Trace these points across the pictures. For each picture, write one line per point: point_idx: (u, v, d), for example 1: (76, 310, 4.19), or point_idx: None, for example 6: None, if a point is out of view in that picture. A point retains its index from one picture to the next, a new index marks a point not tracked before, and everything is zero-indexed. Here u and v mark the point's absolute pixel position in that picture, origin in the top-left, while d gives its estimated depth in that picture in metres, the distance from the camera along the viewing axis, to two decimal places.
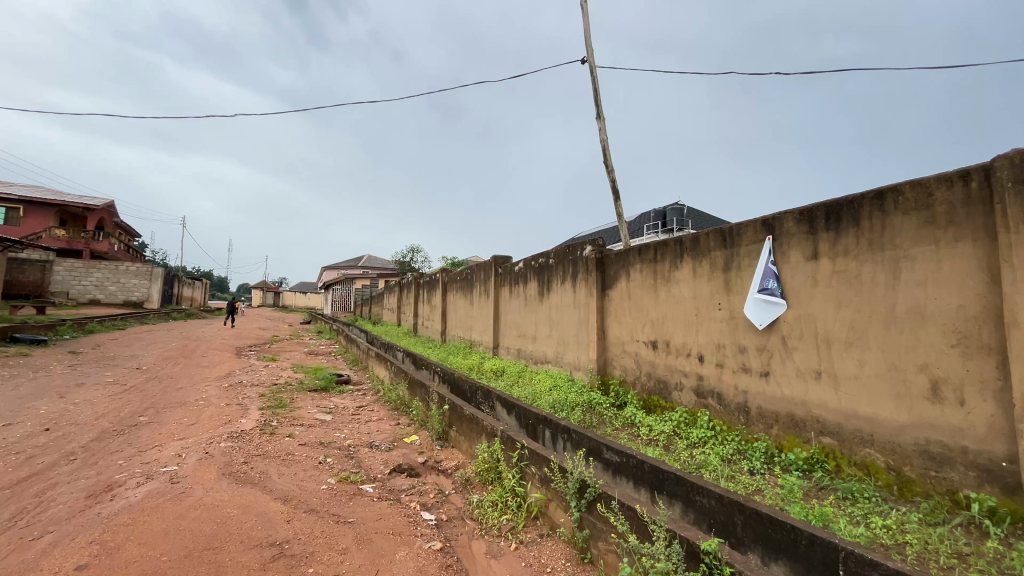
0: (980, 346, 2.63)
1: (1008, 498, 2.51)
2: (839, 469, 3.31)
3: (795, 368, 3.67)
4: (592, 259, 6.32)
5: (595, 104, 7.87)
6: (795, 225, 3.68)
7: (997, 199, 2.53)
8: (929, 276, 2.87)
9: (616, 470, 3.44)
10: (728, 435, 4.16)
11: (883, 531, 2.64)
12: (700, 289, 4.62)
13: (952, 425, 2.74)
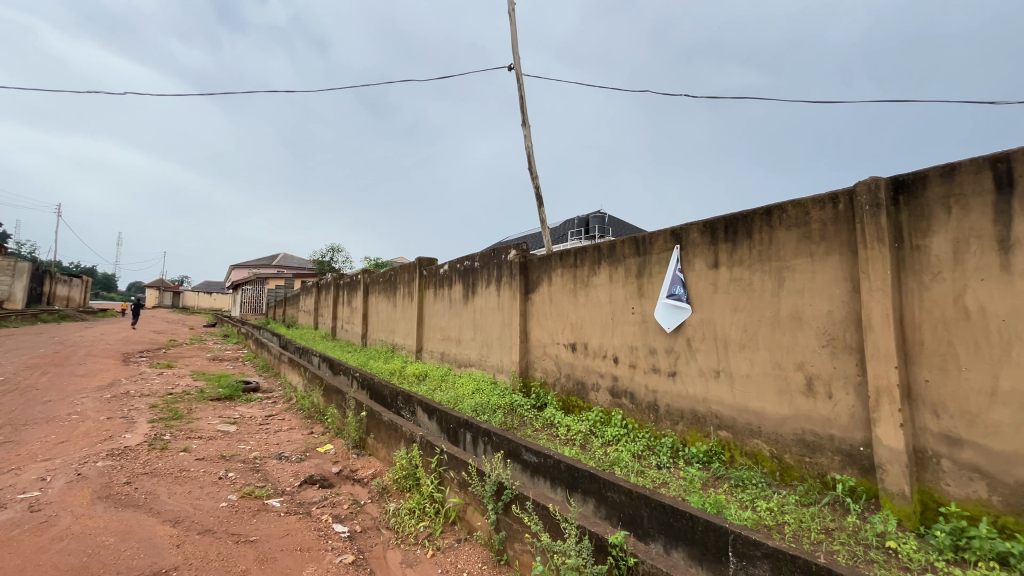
0: (844, 346, 3.02)
1: (864, 478, 2.90)
2: (732, 459, 3.64)
3: (697, 368, 3.98)
4: (516, 263, 6.41)
5: (521, 111, 8.01)
6: (699, 236, 3.99)
7: (857, 218, 2.93)
8: (806, 284, 3.24)
9: (534, 471, 3.51)
10: (639, 432, 4.41)
11: (766, 513, 2.94)
12: (615, 293, 4.85)
13: (823, 416, 3.11)
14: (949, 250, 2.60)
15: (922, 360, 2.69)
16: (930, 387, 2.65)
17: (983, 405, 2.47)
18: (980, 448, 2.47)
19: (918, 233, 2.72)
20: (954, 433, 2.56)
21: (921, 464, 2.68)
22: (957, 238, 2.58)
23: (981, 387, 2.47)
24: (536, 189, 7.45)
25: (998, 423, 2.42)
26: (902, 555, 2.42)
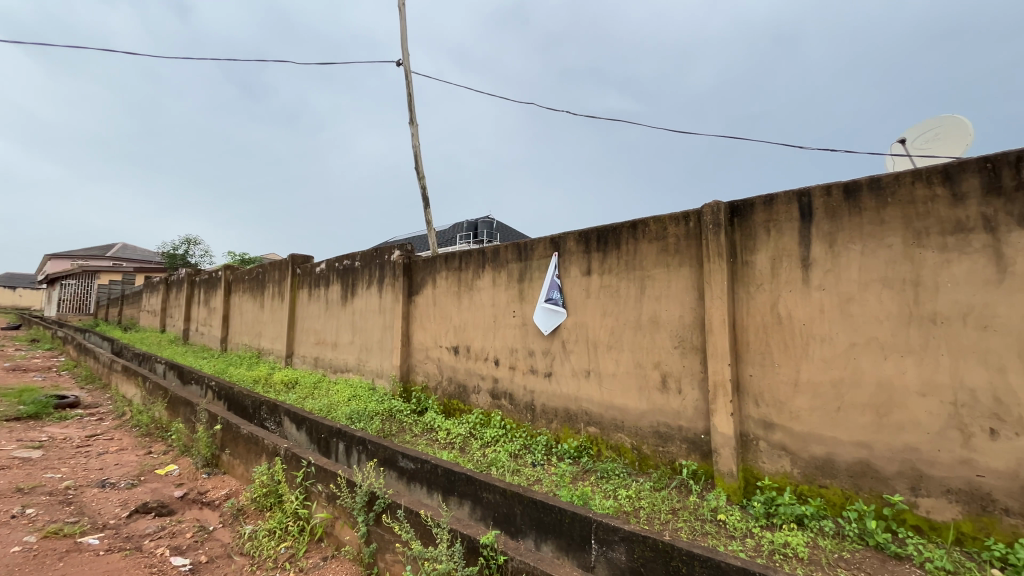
0: (692, 346, 3.45)
1: (704, 461, 3.33)
2: (599, 452, 3.93)
3: (571, 368, 4.23)
4: (399, 263, 6.21)
5: (409, 108, 7.82)
6: (575, 244, 4.26)
7: (703, 235, 3.36)
8: (663, 292, 3.63)
9: (410, 478, 3.41)
10: (517, 432, 4.56)
11: (626, 500, 3.22)
12: (498, 297, 4.96)
13: (674, 409, 3.51)
14: (768, 265, 3.12)
15: (748, 357, 3.17)
16: (754, 381, 3.14)
17: (790, 395, 2.99)
18: (787, 430, 2.99)
19: (747, 250, 3.21)
20: (769, 418, 3.06)
21: (746, 447, 3.15)
22: (774, 256, 3.10)
23: (789, 379, 3.00)
24: (423, 190, 7.32)
25: (800, 409, 2.94)
26: (730, 526, 2.82)
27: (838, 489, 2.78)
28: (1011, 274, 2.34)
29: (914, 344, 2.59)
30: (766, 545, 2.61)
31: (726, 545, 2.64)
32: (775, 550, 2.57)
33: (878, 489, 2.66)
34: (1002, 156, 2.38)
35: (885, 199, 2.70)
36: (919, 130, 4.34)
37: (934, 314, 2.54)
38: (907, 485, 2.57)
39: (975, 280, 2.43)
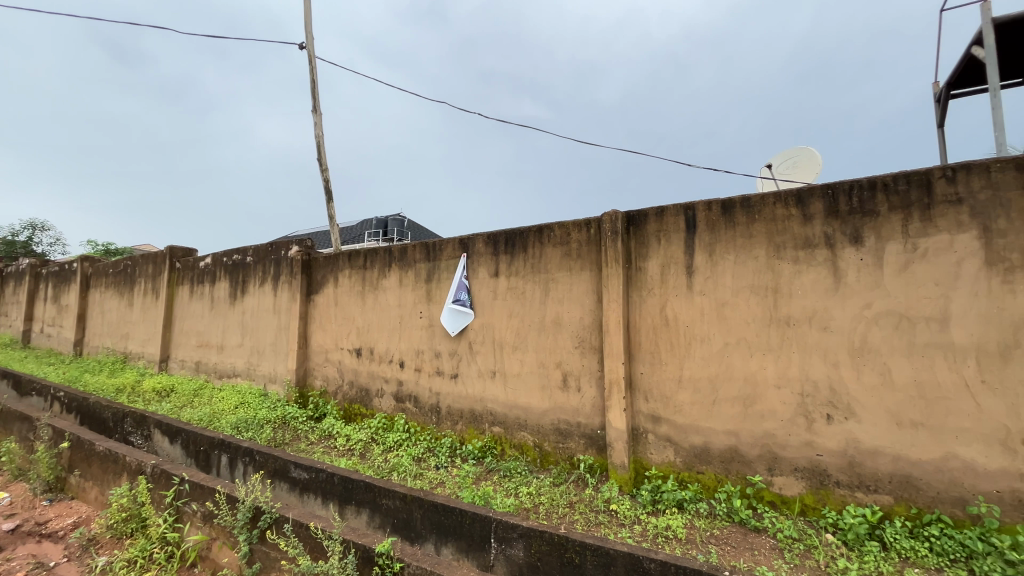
0: (591, 346, 3.64)
1: (599, 455, 3.53)
2: (502, 452, 4.00)
3: (477, 369, 4.25)
4: (298, 260, 5.80)
5: (312, 95, 7.34)
6: (483, 246, 4.29)
7: (602, 242, 3.57)
8: (565, 294, 3.79)
9: (303, 489, 3.19)
10: (421, 435, 4.48)
11: (526, 497, 3.31)
12: (404, 298, 4.83)
13: (573, 406, 3.68)
14: (658, 271, 3.39)
15: (639, 356, 3.42)
16: (644, 378, 3.39)
17: (674, 390, 3.28)
18: (672, 422, 3.27)
19: (640, 257, 3.47)
20: (656, 412, 3.33)
21: (637, 439, 3.40)
22: (663, 263, 3.38)
23: (673, 376, 3.28)
24: (327, 183, 6.91)
25: (682, 403, 3.24)
26: (620, 514, 3.03)
27: (711, 474, 3.11)
28: (845, 284, 2.79)
29: (773, 344, 2.97)
30: (651, 530, 2.84)
31: (616, 533, 2.83)
32: (658, 534, 2.80)
33: (743, 472, 3.01)
34: (839, 185, 2.82)
35: (752, 216, 3.07)
36: (782, 158, 4.99)
37: (788, 317, 2.94)
38: (765, 467, 2.95)
39: (819, 288, 2.86)
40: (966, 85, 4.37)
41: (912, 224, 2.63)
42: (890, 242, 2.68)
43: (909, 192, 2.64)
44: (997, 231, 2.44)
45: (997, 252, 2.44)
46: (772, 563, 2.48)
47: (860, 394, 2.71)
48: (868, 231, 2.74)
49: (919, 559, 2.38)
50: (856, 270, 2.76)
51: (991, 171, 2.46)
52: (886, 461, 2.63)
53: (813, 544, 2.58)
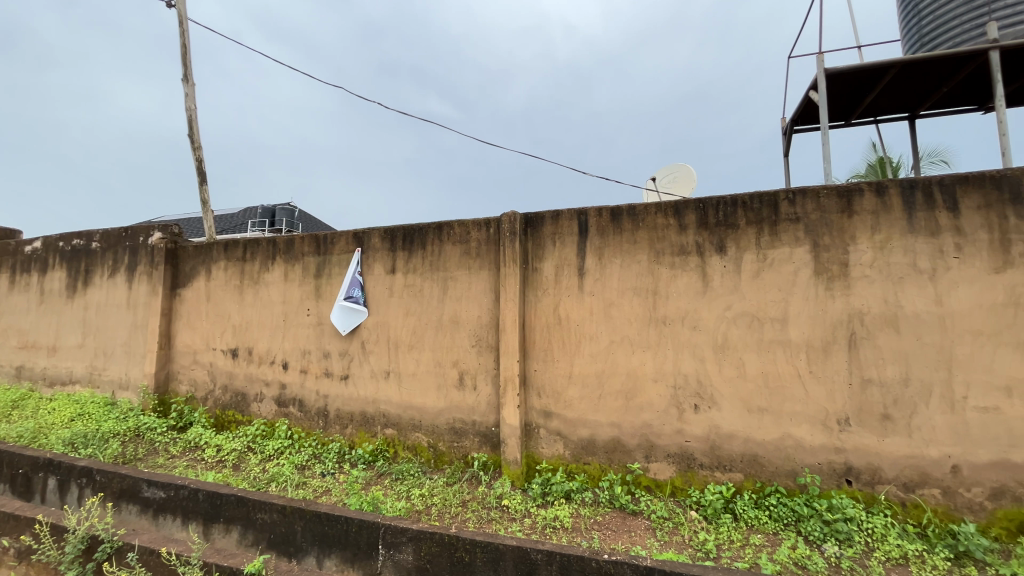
0: (487, 345, 3.67)
1: (493, 452, 3.58)
2: (395, 454, 3.88)
3: (369, 370, 4.07)
4: (160, 248, 5.06)
5: (182, 61, 6.46)
6: (380, 241, 4.11)
7: (501, 242, 3.62)
8: (463, 293, 3.78)
9: (158, 509, 2.79)
10: (306, 441, 4.18)
11: (419, 498, 3.25)
12: (290, 293, 4.46)
13: (469, 405, 3.69)
14: (552, 272, 3.53)
15: (533, 354, 3.53)
16: (537, 375, 3.51)
17: (564, 386, 3.43)
18: (562, 417, 3.42)
19: (536, 258, 3.58)
20: (548, 408, 3.46)
21: (529, 435, 3.50)
22: (557, 265, 3.52)
23: (564, 372, 3.44)
24: (199, 163, 6.13)
25: (572, 398, 3.41)
26: (511, 509, 3.09)
27: (596, 464, 3.31)
28: (710, 287, 3.14)
29: (651, 341, 3.25)
30: (540, 521, 2.94)
31: (507, 528, 2.88)
32: (547, 524, 2.91)
33: (623, 460, 3.25)
34: (708, 199, 3.17)
35: (637, 223, 3.33)
36: (664, 172, 5.48)
37: (665, 317, 3.23)
38: (643, 454, 3.21)
39: (690, 291, 3.18)
40: (806, 123, 5.18)
41: (763, 237, 3.04)
42: (746, 252, 3.07)
43: (761, 210, 3.05)
44: (823, 246, 2.92)
45: (823, 264, 2.91)
46: (646, 542, 2.70)
47: (720, 385, 3.08)
48: (730, 241, 3.11)
49: (762, 526, 2.76)
50: (720, 276, 3.12)
51: (820, 196, 2.93)
52: (739, 443, 3.01)
53: (680, 522, 2.87)
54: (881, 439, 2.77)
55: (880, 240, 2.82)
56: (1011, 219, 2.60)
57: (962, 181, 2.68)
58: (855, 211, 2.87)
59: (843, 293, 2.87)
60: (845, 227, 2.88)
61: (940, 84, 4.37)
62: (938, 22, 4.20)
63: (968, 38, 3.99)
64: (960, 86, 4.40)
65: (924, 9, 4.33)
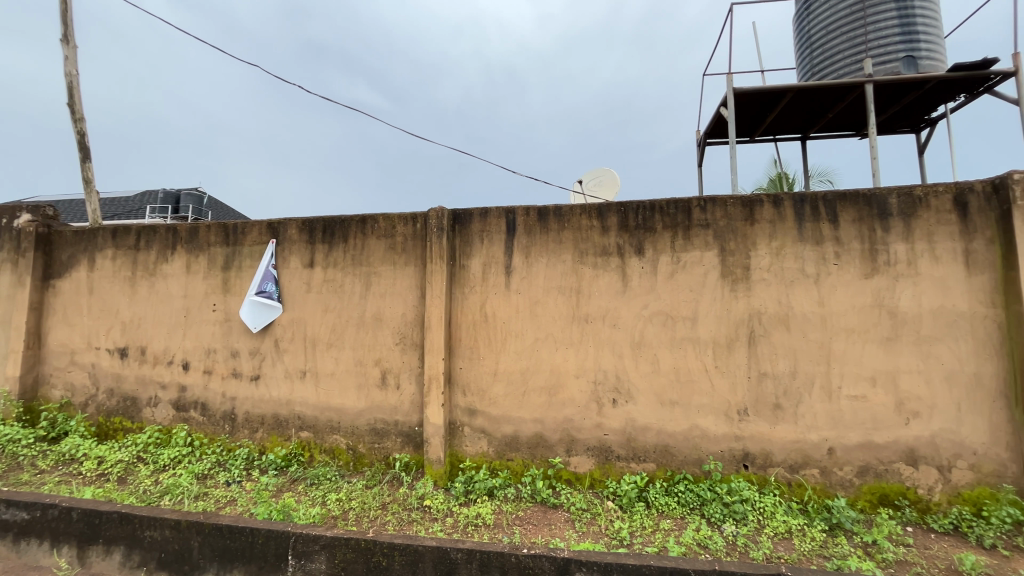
0: (412, 342, 3.58)
1: (416, 452, 3.51)
2: (310, 458, 3.67)
3: (283, 370, 3.81)
4: (30, 232, 4.38)
5: (62, 20, 5.64)
6: (297, 232, 3.86)
7: (427, 238, 3.54)
8: (388, 289, 3.66)
9: (19, 533, 2.43)
10: (208, 448, 3.83)
11: (335, 504, 3.09)
12: (192, 287, 4.06)
13: (391, 404, 3.58)
14: (480, 270, 3.51)
15: (458, 352, 3.50)
16: (462, 373, 3.48)
17: (490, 383, 3.44)
18: (486, 414, 3.43)
19: (463, 255, 3.54)
20: (473, 405, 3.45)
21: (454, 433, 3.47)
22: (485, 262, 3.51)
23: (490, 370, 3.44)
24: (82, 138, 5.39)
25: (497, 396, 3.42)
26: (433, 509, 3.04)
27: (519, 460, 3.35)
28: (630, 287, 3.29)
29: (574, 338, 3.34)
30: (462, 520, 2.92)
31: (428, 528, 2.83)
32: (468, 522, 2.90)
33: (546, 455, 3.32)
34: (629, 203, 3.31)
35: (562, 223, 3.41)
36: (591, 176, 5.67)
37: (587, 315, 3.34)
38: (564, 448, 3.30)
39: (611, 290, 3.32)
40: (717, 136, 5.59)
41: (678, 241, 3.24)
42: (662, 254, 3.26)
43: (676, 215, 3.25)
44: (729, 251, 3.17)
45: (729, 267, 3.16)
46: (565, 534, 2.78)
47: (637, 380, 3.24)
48: (647, 244, 3.28)
49: (671, 512, 2.94)
50: (638, 276, 3.28)
51: (727, 205, 3.18)
52: (652, 435, 3.19)
53: (598, 512, 2.98)
54: (773, 426, 3.06)
55: (775, 247, 3.11)
56: (878, 232, 2.98)
57: (841, 197, 3.03)
58: (756, 220, 3.14)
59: (745, 294, 3.14)
60: (748, 234, 3.15)
61: (827, 110, 4.92)
62: (826, 55, 4.73)
63: (848, 71, 4.53)
64: (842, 114, 4.97)
65: (815, 41, 4.84)
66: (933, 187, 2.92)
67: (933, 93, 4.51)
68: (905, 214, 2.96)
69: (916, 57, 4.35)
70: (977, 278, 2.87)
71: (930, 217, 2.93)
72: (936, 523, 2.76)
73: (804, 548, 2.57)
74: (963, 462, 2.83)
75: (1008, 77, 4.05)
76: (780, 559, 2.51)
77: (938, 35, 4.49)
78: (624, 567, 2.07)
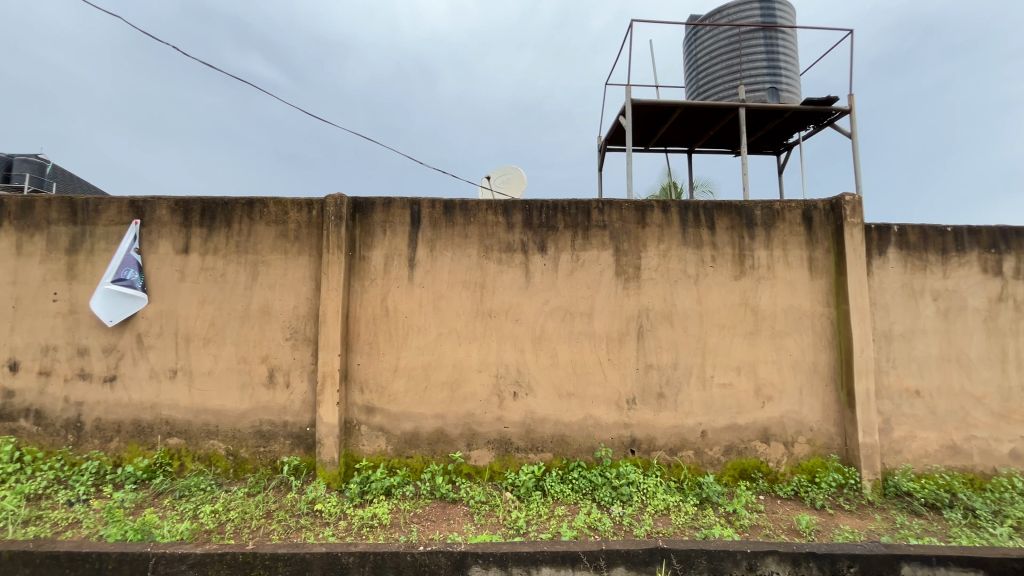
0: (304, 338, 3.34)
1: (307, 455, 3.28)
2: (180, 468, 3.27)
3: (147, 369, 3.34)
4: None
5: None
6: (168, 213, 3.40)
7: (324, 226, 3.32)
8: (278, 280, 3.37)
9: None
10: (45, 463, 3.24)
11: (209, 516, 2.79)
12: (25, 272, 3.39)
13: (279, 404, 3.31)
14: (381, 262, 3.38)
15: (356, 348, 3.33)
16: (360, 369, 3.33)
17: (389, 379, 3.33)
18: (385, 411, 3.32)
19: (364, 246, 3.38)
20: (371, 403, 3.32)
21: (350, 433, 3.30)
22: (387, 254, 3.38)
23: (390, 365, 3.33)
24: None
25: (396, 392, 3.32)
26: (325, 513, 2.87)
27: (419, 457, 3.29)
28: (532, 283, 3.38)
29: (477, 333, 3.36)
30: (356, 522, 2.79)
31: (318, 534, 2.67)
32: (363, 524, 2.78)
33: (446, 450, 3.31)
34: (533, 202, 3.40)
35: (468, 218, 3.40)
36: (498, 172, 5.70)
37: (491, 310, 3.37)
38: (464, 443, 3.31)
39: (514, 286, 3.38)
40: (616, 143, 5.94)
41: (577, 240, 3.39)
42: (563, 252, 3.39)
43: (577, 216, 3.40)
44: (623, 251, 3.39)
45: (623, 266, 3.39)
46: (463, 528, 2.79)
47: (537, 373, 3.34)
48: (550, 242, 3.39)
49: (565, 498, 3.09)
50: (540, 273, 3.38)
51: (623, 208, 3.40)
52: (550, 426, 3.32)
53: (496, 504, 3.03)
54: (656, 413, 3.34)
55: (663, 249, 3.39)
56: (746, 239, 3.39)
57: (718, 207, 3.39)
58: (647, 224, 3.40)
59: (635, 291, 3.38)
60: (639, 236, 3.40)
61: (709, 128, 5.46)
62: (709, 78, 5.26)
63: (727, 95, 5.08)
64: (721, 132, 5.56)
65: (700, 65, 5.35)
66: (788, 203, 3.40)
67: (791, 121, 5.22)
68: (766, 224, 3.39)
69: (779, 89, 5.01)
70: (818, 282, 3.38)
71: (785, 228, 3.40)
72: (782, 491, 3.22)
73: (679, 522, 2.85)
74: (803, 438, 3.33)
75: (845, 114, 4.83)
76: (658, 533, 2.75)
77: (795, 71, 5.20)
78: (518, 555, 2.13)
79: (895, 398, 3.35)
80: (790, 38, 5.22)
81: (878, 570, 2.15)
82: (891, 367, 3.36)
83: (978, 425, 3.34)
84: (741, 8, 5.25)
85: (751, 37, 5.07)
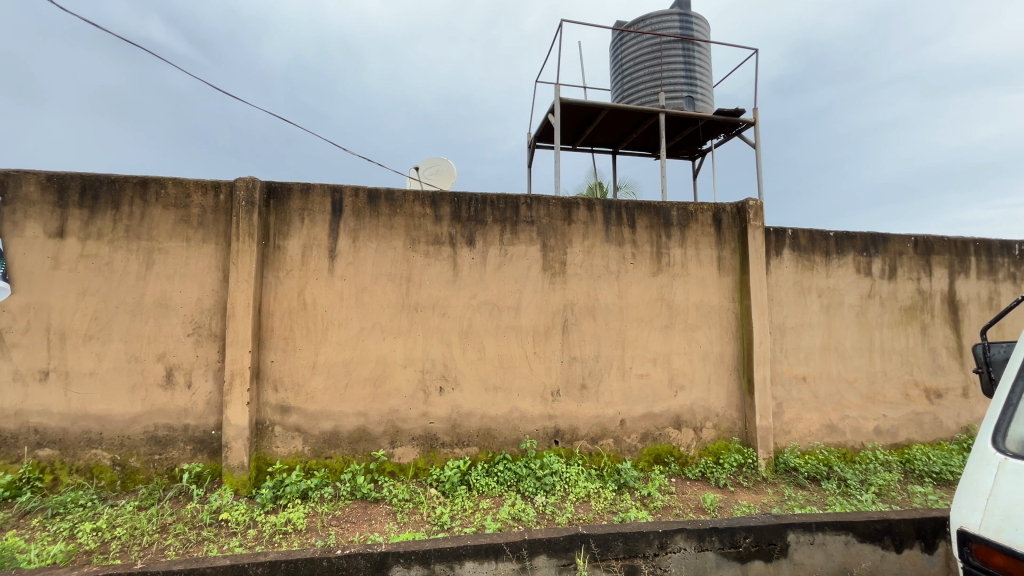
0: (208, 333, 3.05)
1: (211, 461, 3.01)
2: (53, 483, 2.86)
3: (10, 371, 2.89)
4: None
5: None
6: (39, 191, 2.94)
7: (233, 212, 3.05)
8: (177, 270, 3.05)
9: None
10: None
11: (89, 536, 2.47)
12: None
13: (178, 406, 3.01)
14: (299, 252, 3.17)
15: (269, 343, 3.11)
16: (274, 366, 3.11)
17: (307, 376, 3.14)
18: (301, 411, 3.13)
19: (280, 235, 3.15)
20: (286, 402, 3.11)
21: (261, 434, 3.08)
22: (305, 244, 3.18)
23: (307, 362, 3.15)
24: None
25: (314, 390, 3.15)
26: (231, 522, 2.66)
27: (339, 457, 3.15)
28: (460, 276, 3.35)
29: (403, 327, 3.27)
30: (267, 530, 2.61)
31: (222, 546, 2.46)
32: (275, 532, 2.61)
33: (368, 449, 3.19)
34: (462, 195, 3.36)
35: (394, 208, 3.28)
36: (427, 164, 5.56)
37: (417, 303, 3.29)
38: (388, 440, 3.21)
39: (441, 279, 3.32)
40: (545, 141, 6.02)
41: (506, 235, 3.41)
42: (491, 246, 3.39)
43: (505, 210, 3.41)
44: (550, 247, 3.46)
45: (550, 261, 3.45)
46: (385, 528, 2.71)
47: (463, 368, 3.32)
48: (478, 236, 3.37)
49: (490, 491, 3.10)
50: (468, 267, 3.36)
51: (550, 204, 3.46)
52: (476, 420, 3.32)
53: (420, 501, 2.97)
54: (579, 404, 3.46)
55: (587, 245, 3.51)
56: (663, 238, 3.59)
57: (638, 207, 3.56)
58: (572, 221, 3.49)
59: (561, 286, 3.47)
60: (565, 233, 3.48)
61: (632, 130, 5.70)
62: (633, 82, 5.49)
63: (648, 100, 5.34)
64: (643, 135, 5.83)
65: (625, 69, 5.58)
66: (700, 206, 3.65)
67: (705, 129, 5.60)
68: (681, 224, 3.61)
69: (694, 99, 5.36)
70: (725, 279, 3.67)
71: (698, 229, 3.64)
72: (691, 473, 3.47)
73: (598, 507, 2.98)
74: (710, 423, 3.61)
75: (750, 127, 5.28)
76: (579, 520, 2.86)
77: (709, 83, 5.58)
78: (442, 552, 2.10)
79: (786, 384, 3.73)
80: (706, 51, 5.58)
81: (769, 539, 2.38)
82: (784, 356, 3.74)
83: (851, 406, 3.82)
84: (662, 18, 5.53)
85: (671, 48, 5.37)
